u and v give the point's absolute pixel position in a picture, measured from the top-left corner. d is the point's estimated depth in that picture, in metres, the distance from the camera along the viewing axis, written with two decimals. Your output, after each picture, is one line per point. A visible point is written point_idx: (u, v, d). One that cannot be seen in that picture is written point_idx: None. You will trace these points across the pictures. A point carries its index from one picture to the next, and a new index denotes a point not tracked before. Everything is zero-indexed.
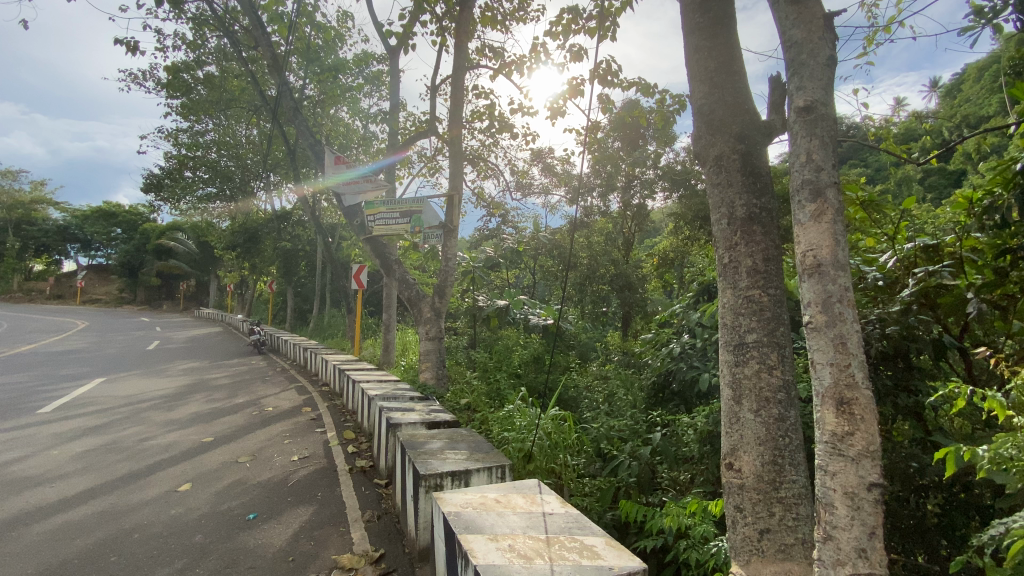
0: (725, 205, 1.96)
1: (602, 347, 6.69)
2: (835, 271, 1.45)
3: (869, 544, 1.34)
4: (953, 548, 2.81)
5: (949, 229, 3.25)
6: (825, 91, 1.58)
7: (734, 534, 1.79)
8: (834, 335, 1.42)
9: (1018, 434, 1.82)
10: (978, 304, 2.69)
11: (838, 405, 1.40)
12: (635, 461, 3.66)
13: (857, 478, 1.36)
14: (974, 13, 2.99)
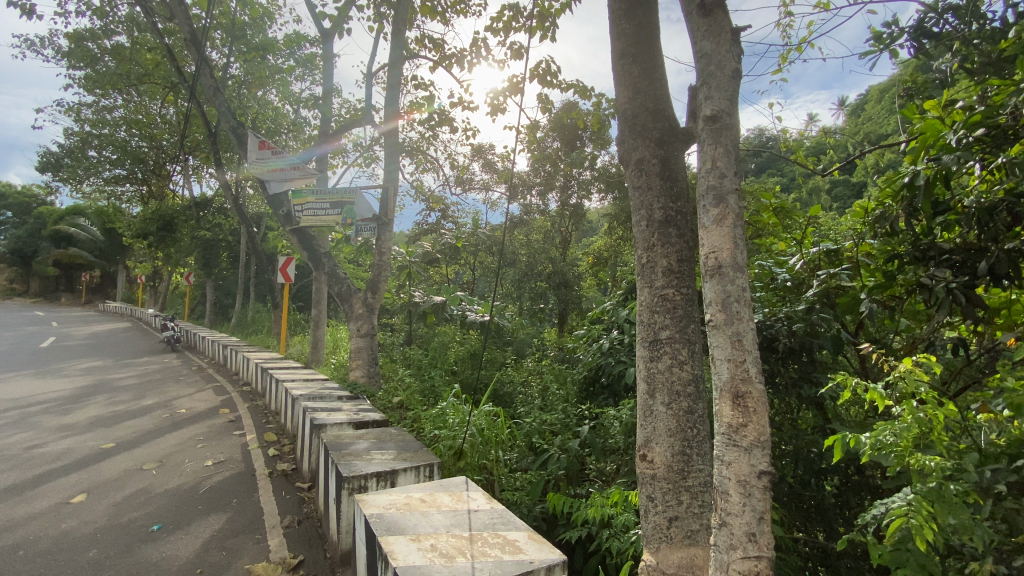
0: (645, 207, 2.04)
1: (538, 343, 6.77)
2: (734, 272, 1.55)
3: (758, 528, 1.43)
4: (845, 525, 3.12)
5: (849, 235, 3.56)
6: (729, 102, 1.68)
7: (646, 523, 1.86)
8: (732, 333, 1.51)
9: (896, 421, 2.00)
10: (870, 304, 2.97)
11: (734, 398, 1.49)
12: (565, 454, 3.75)
13: (749, 466, 1.45)
14: (874, 38, 3.30)
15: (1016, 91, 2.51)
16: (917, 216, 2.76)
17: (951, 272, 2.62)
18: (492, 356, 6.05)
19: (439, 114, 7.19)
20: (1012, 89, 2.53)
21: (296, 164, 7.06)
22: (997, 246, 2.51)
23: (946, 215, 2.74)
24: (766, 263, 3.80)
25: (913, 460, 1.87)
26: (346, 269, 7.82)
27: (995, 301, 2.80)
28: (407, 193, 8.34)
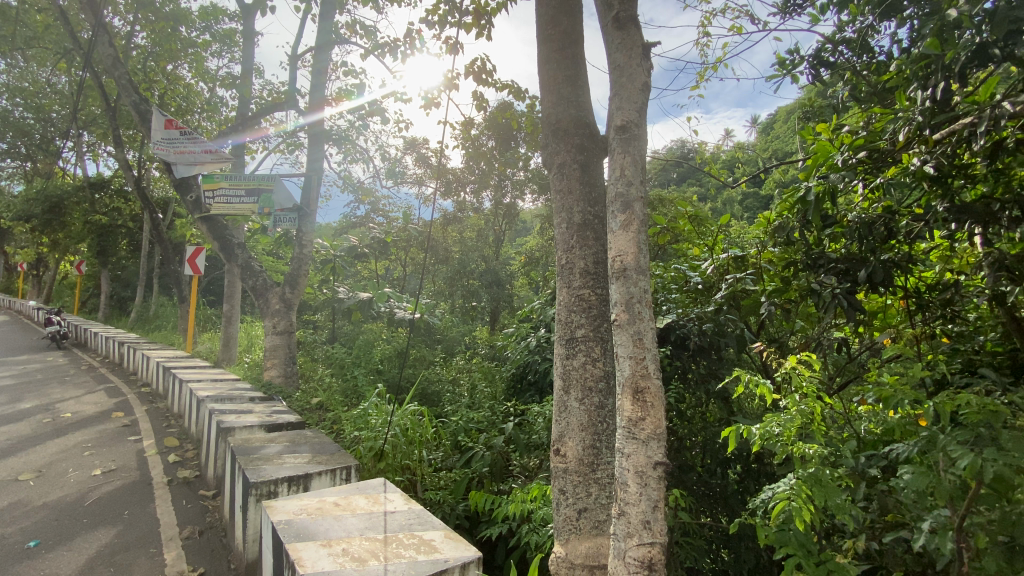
0: (565, 211, 2.11)
1: (468, 342, 6.73)
2: (638, 276, 1.63)
3: (653, 515, 1.52)
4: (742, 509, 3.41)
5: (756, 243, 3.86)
6: (638, 114, 1.77)
7: (558, 515, 1.92)
8: (634, 331, 1.60)
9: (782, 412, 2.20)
10: (769, 306, 3.25)
11: (634, 393, 1.57)
12: (489, 451, 3.77)
13: (646, 457, 1.54)
14: (778, 64, 3.60)
15: (890, 121, 2.84)
16: (809, 228, 3.06)
17: (837, 279, 2.91)
18: (420, 354, 5.93)
19: (370, 105, 6.96)
20: (887, 119, 2.86)
21: (209, 147, 6.57)
22: (874, 257, 2.83)
23: (833, 228, 3.03)
24: (682, 267, 4.03)
25: (795, 448, 2.06)
26: (264, 262, 7.37)
27: (873, 306, 3.20)
28: (334, 185, 7.99)
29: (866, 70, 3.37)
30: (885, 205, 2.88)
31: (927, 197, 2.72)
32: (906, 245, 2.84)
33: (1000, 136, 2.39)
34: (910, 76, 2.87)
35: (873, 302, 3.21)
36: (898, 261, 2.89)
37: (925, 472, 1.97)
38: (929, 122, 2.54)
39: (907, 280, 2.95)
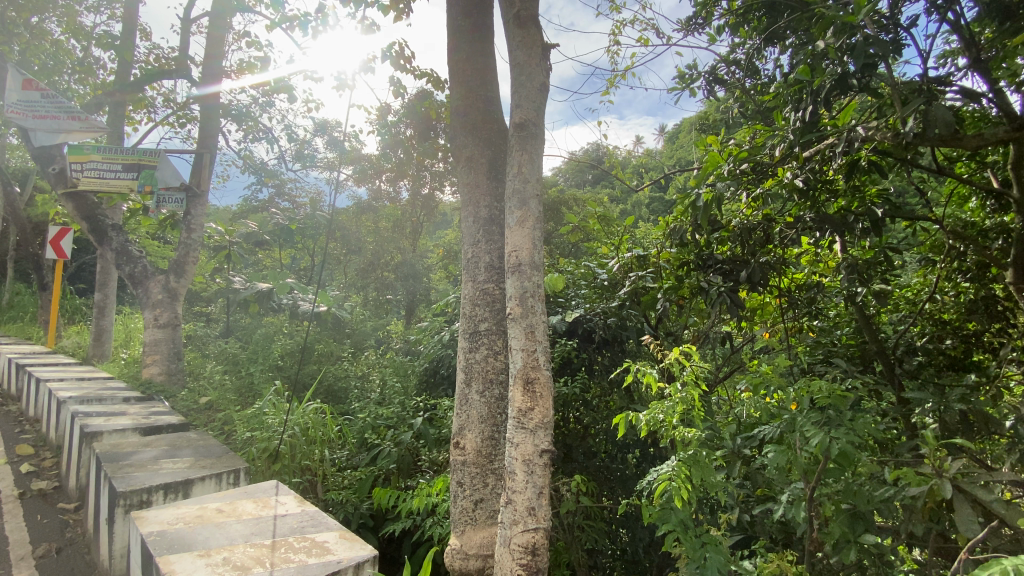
0: (472, 205, 2.12)
1: (379, 336, 6.49)
2: (532, 270, 1.68)
3: (537, 502, 1.57)
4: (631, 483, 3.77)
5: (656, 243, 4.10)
6: (536, 113, 1.82)
7: (455, 507, 1.93)
8: (526, 324, 1.65)
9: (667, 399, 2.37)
10: (665, 302, 3.49)
11: (524, 384, 1.62)
12: (396, 447, 3.65)
13: (533, 446, 1.59)
14: (679, 77, 3.86)
15: (768, 137, 3.14)
16: (700, 231, 3.31)
17: (722, 279, 3.19)
18: (326, 349, 5.62)
19: (275, 81, 6.46)
20: (767, 134, 3.15)
21: (75, 112, 5.68)
22: (754, 259, 3.13)
23: (721, 232, 3.31)
24: (591, 265, 4.26)
25: (677, 432, 2.23)
26: (146, 247, 6.62)
27: (754, 302, 3.48)
28: (232, 165, 7.32)
29: (752, 89, 3.70)
30: (763, 213, 3.19)
31: (798, 207, 3.06)
32: (780, 250, 3.17)
33: (855, 155, 2.73)
34: (784, 98, 3.19)
35: (753, 299, 3.54)
36: (773, 263, 3.22)
37: (785, 449, 2.20)
38: (799, 140, 2.86)
39: (782, 280, 3.29)
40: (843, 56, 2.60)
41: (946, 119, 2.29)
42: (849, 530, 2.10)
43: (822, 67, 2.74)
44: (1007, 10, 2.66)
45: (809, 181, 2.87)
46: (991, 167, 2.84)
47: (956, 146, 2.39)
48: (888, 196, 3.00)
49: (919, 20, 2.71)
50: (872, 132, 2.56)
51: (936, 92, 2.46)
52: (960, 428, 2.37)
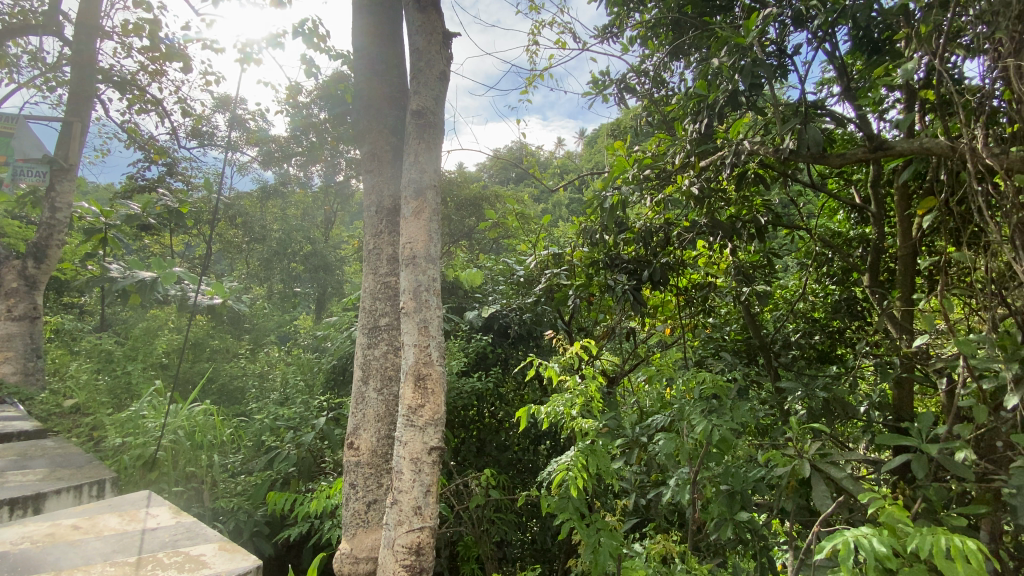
0: (376, 193, 2.04)
1: (282, 331, 6.10)
2: (426, 264, 1.67)
3: (424, 500, 1.55)
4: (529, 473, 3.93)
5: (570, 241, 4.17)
6: (434, 102, 1.80)
7: (346, 510, 1.85)
8: (420, 319, 1.62)
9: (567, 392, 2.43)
10: (576, 299, 3.58)
11: (416, 380, 1.58)
12: (296, 449, 3.38)
13: (422, 444, 1.56)
14: (594, 83, 3.98)
15: (669, 145, 3.34)
16: (608, 231, 3.44)
17: (627, 277, 3.34)
18: (220, 345, 5.19)
19: (167, 49, 5.82)
20: (669, 143, 3.35)
21: None
22: (656, 259, 3.31)
23: (626, 233, 3.44)
24: (508, 261, 4.37)
25: (575, 423, 2.29)
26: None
27: (657, 300, 3.68)
28: (113, 138, 6.48)
29: (659, 99, 3.90)
30: (664, 217, 3.34)
31: (694, 213, 3.26)
32: (679, 250, 3.37)
33: (744, 167, 2.96)
34: (685, 110, 3.40)
35: (656, 297, 3.73)
36: (673, 264, 3.42)
37: (674, 437, 2.35)
38: (696, 149, 3.05)
39: (683, 279, 3.51)
40: (735, 75, 2.79)
41: (815, 139, 2.50)
42: (727, 510, 2.26)
43: (716, 83, 2.97)
44: (872, 45, 3.00)
45: (704, 189, 3.00)
46: (854, 184, 3.20)
47: (825, 164, 2.58)
48: (771, 205, 3.29)
49: (799, 48, 3.00)
50: (755, 146, 2.80)
51: (813, 113, 2.73)
52: (823, 414, 2.65)
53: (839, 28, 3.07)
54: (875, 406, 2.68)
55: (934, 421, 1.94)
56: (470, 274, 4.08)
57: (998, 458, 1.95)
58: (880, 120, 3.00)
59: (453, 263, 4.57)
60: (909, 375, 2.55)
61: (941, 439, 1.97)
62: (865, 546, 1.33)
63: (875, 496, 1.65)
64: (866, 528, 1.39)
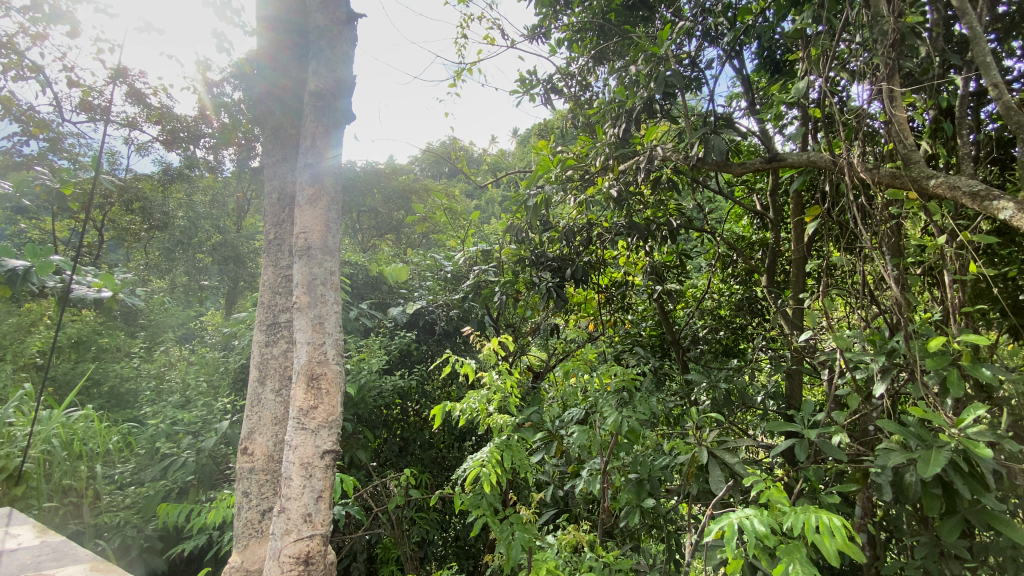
0: (279, 179, 2.04)
1: (186, 328, 5.64)
2: (322, 256, 1.67)
3: (315, 507, 1.53)
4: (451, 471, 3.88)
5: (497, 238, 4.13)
6: (334, 84, 1.80)
7: (238, 521, 1.78)
8: (315, 315, 1.62)
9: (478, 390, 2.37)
10: (502, 295, 3.56)
11: (308, 380, 1.57)
12: (195, 455, 3.15)
13: (314, 447, 1.54)
14: (521, 82, 4.00)
15: (591, 147, 3.43)
16: (534, 230, 3.47)
17: (551, 275, 3.38)
18: (110, 343, 4.74)
19: (49, 11, 5.12)
20: (591, 145, 3.44)
21: None
22: (578, 258, 3.38)
23: (551, 232, 3.46)
24: (436, 256, 4.31)
25: (490, 420, 2.28)
26: None
27: (580, 297, 3.77)
28: None
29: (584, 103, 3.99)
30: (587, 217, 3.43)
31: (613, 214, 3.35)
32: (599, 250, 3.47)
33: (660, 171, 3.09)
34: (605, 114, 3.50)
35: (579, 294, 3.83)
36: (594, 263, 3.52)
37: (587, 429, 2.41)
38: (615, 152, 3.15)
39: (603, 277, 3.63)
40: (650, 83, 2.92)
41: (719, 147, 2.65)
42: (635, 497, 2.34)
43: (633, 91, 3.08)
44: (774, 64, 3.24)
45: (622, 192, 3.10)
46: (757, 192, 3.45)
47: (727, 172, 2.76)
48: (684, 208, 3.47)
49: (711, 63, 3.18)
50: (668, 153, 2.95)
51: (726, 124, 2.89)
52: (725, 404, 2.84)
53: (746, 47, 3.29)
54: (770, 396, 2.91)
55: (815, 409, 2.12)
56: (395, 269, 3.98)
57: (867, 439, 2.17)
58: (779, 134, 3.26)
59: (377, 258, 4.43)
60: (798, 367, 2.79)
61: (821, 426, 2.16)
62: (747, 527, 1.43)
63: (762, 479, 1.77)
64: (749, 509, 1.48)
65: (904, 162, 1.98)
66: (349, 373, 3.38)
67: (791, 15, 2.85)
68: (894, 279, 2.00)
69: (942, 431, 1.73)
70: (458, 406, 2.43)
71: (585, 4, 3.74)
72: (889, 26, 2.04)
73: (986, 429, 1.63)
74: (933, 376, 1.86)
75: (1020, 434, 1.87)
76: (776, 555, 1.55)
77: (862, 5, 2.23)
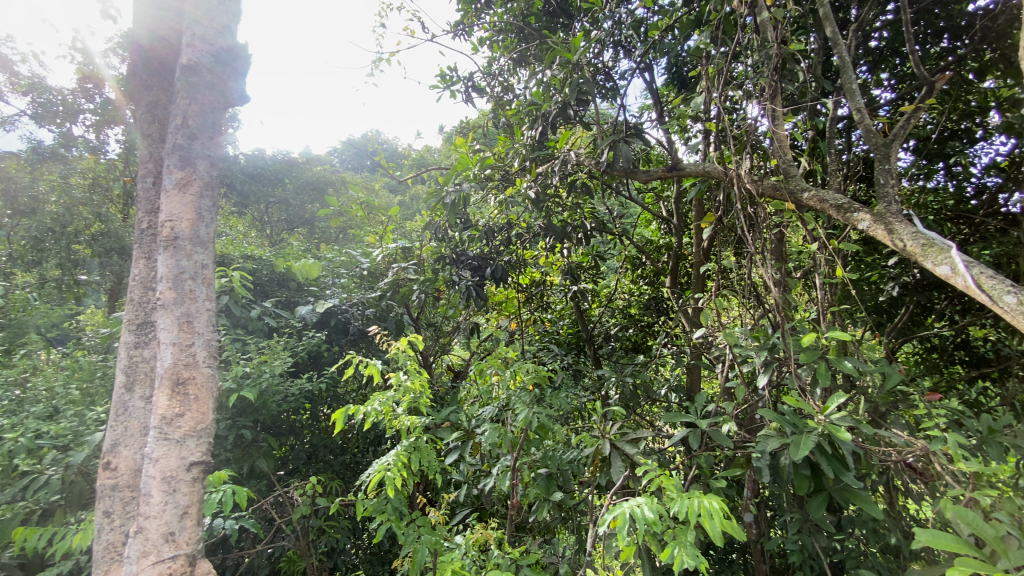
0: (153, 161, 2.03)
1: (58, 329, 4.96)
2: (190, 248, 1.66)
3: (178, 526, 1.51)
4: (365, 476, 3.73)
5: (416, 235, 4.03)
6: (212, 59, 1.77)
7: (97, 546, 1.73)
8: (181, 314, 1.61)
9: (385, 391, 2.28)
10: (420, 294, 3.47)
11: (174, 385, 1.56)
12: (61, 473, 2.78)
13: (178, 460, 1.53)
14: (441, 77, 3.94)
15: (510, 148, 3.48)
16: (453, 228, 3.42)
17: (469, 274, 3.34)
18: None
19: None
20: (509, 145, 3.46)
21: None
22: (499, 257, 3.35)
23: (470, 231, 3.43)
24: (352, 252, 4.14)
25: (397, 422, 2.21)
26: None
27: (501, 296, 3.77)
28: None
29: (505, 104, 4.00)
30: (507, 217, 3.44)
31: (530, 215, 3.38)
32: (521, 250, 3.44)
33: (575, 174, 3.17)
34: (523, 116, 3.53)
35: (499, 293, 3.84)
36: (515, 262, 3.46)
37: (498, 427, 2.41)
38: (532, 152, 3.18)
39: (523, 276, 3.66)
40: (565, 89, 3.00)
41: (627, 154, 2.76)
42: (543, 491, 2.39)
43: (550, 95, 3.14)
44: (681, 79, 3.44)
45: (539, 194, 3.13)
46: (664, 200, 3.65)
47: (634, 179, 2.88)
48: (599, 213, 3.59)
49: (624, 73, 3.32)
50: (581, 158, 3.03)
51: (636, 133, 3.02)
52: (631, 399, 2.98)
53: (657, 61, 3.45)
54: (673, 389, 3.09)
55: (707, 401, 2.28)
56: (306, 264, 3.78)
57: (753, 428, 2.35)
58: (685, 145, 3.46)
59: (284, 253, 4.16)
60: (697, 362, 2.99)
61: (713, 417, 2.32)
62: (636, 516, 1.49)
63: (656, 469, 1.86)
64: (641, 498, 1.55)
65: (784, 175, 2.16)
66: (249, 377, 3.12)
67: (695, 34, 3.03)
68: (775, 281, 2.17)
69: (812, 418, 1.91)
70: (363, 408, 2.33)
71: (507, 6, 3.76)
72: (772, 50, 2.22)
73: (846, 414, 1.82)
74: (806, 368, 2.05)
75: (875, 419, 2.11)
76: (664, 540, 1.64)
77: (752, 30, 2.42)
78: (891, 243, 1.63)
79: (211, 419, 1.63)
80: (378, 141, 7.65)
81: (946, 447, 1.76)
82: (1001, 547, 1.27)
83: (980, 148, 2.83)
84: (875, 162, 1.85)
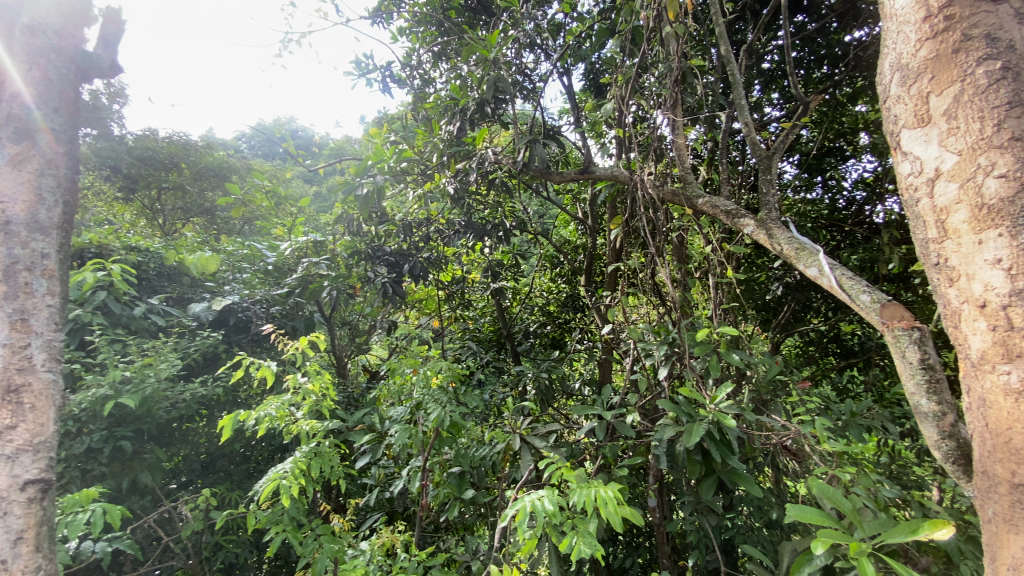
0: None
1: None
2: (24, 232, 1.82)
3: (12, 554, 1.56)
4: None
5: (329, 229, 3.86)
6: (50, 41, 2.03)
7: None
8: (14, 313, 1.73)
9: (280, 395, 2.14)
10: (332, 291, 3.30)
11: (5, 396, 1.66)
12: None
13: (10, 477, 1.62)
14: (355, 64, 3.77)
15: (427, 142, 3.34)
16: (367, 222, 3.29)
17: (385, 270, 3.21)
18: None
19: None
20: (426, 139, 3.36)
21: None
22: (417, 254, 3.25)
23: (386, 225, 3.33)
24: (257, 246, 3.79)
25: (296, 427, 2.09)
26: None
27: (420, 293, 3.69)
28: None
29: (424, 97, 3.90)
30: (426, 212, 3.37)
31: (450, 211, 3.33)
32: (441, 246, 3.38)
33: (493, 171, 3.17)
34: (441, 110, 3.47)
35: (419, 291, 3.75)
36: (435, 259, 3.39)
37: (408, 427, 2.35)
38: (450, 147, 3.13)
39: (445, 274, 3.61)
40: (482, 85, 2.98)
41: (541, 154, 2.81)
42: (454, 489, 2.37)
43: (467, 91, 3.11)
44: (596, 84, 3.55)
45: (459, 190, 3.10)
46: (581, 202, 3.76)
47: (549, 180, 2.94)
48: (519, 212, 3.65)
49: (544, 74, 3.36)
50: (498, 156, 3.07)
51: (553, 134, 3.08)
52: (546, 395, 3.05)
53: (575, 65, 3.54)
54: (586, 384, 3.19)
55: (612, 395, 2.38)
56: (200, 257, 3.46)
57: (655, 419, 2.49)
58: (600, 148, 3.58)
59: (176, 245, 3.79)
60: (608, 358, 3.11)
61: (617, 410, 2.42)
62: (536, 510, 1.52)
63: (558, 462, 1.91)
64: (540, 491, 1.58)
65: (682, 181, 2.30)
66: (129, 382, 2.80)
67: (610, 41, 3.14)
68: (672, 281, 2.31)
69: (703, 407, 2.05)
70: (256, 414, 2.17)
71: None
72: (674, 63, 2.35)
73: (733, 403, 1.97)
74: (701, 361, 2.19)
75: (759, 406, 2.31)
76: (564, 531, 1.68)
77: (658, 42, 2.54)
78: (770, 247, 1.78)
79: (49, 431, 1.75)
80: (292, 128, 7.18)
81: (815, 430, 1.96)
82: (856, 518, 1.42)
83: (851, 165, 3.18)
84: (759, 173, 2.02)
